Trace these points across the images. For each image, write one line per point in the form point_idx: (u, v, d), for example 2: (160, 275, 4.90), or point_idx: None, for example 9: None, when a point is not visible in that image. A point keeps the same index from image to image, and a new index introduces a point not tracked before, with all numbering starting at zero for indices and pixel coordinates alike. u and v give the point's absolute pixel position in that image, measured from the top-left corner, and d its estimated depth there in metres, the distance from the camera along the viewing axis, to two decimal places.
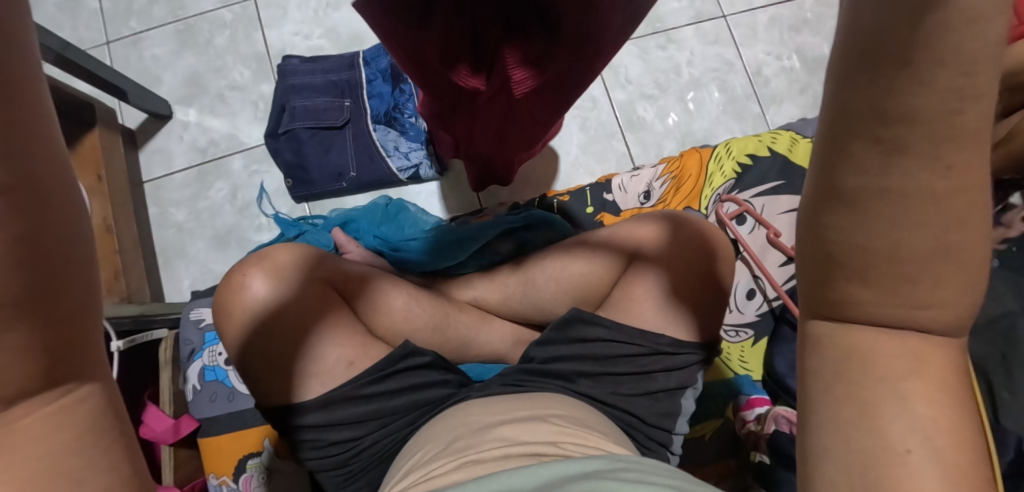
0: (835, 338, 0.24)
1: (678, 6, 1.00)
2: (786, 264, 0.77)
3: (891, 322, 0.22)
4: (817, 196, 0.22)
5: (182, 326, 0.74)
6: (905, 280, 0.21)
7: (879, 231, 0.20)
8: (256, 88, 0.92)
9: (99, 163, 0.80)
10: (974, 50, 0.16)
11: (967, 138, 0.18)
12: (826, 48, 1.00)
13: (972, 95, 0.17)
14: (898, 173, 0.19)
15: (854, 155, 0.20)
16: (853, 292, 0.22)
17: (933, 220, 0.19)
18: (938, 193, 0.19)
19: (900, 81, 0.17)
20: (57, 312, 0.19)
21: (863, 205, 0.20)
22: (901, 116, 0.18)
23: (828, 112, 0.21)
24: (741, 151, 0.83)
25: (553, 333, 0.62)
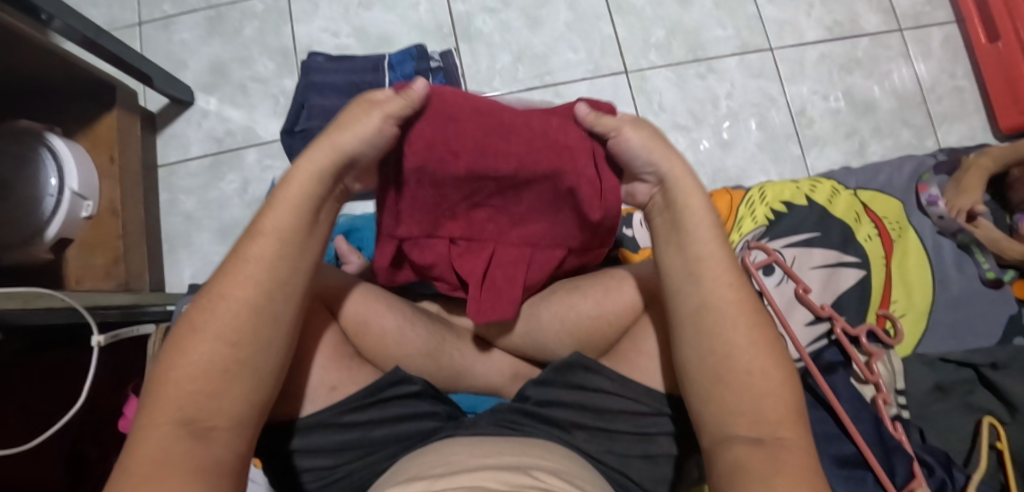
0: (720, 444, 0.40)
1: (723, 34, 0.94)
2: (813, 323, 0.72)
3: (755, 433, 0.39)
4: (706, 392, 0.42)
5: (176, 320, 0.72)
6: (749, 405, 0.40)
7: (730, 396, 0.40)
8: (279, 82, 0.90)
9: (113, 144, 0.79)
10: (729, 343, 0.41)
11: (750, 363, 0.41)
12: (878, 91, 0.94)
13: (742, 346, 0.41)
14: (730, 373, 0.41)
15: (708, 377, 0.42)
16: (733, 432, 0.40)
17: (755, 388, 0.40)
18: (752, 383, 0.40)
19: (711, 347, 0.42)
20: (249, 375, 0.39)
21: (717, 384, 0.41)
22: (722, 365, 0.41)
23: (691, 350, 0.43)
24: (776, 198, 0.78)
25: (553, 373, 0.59)
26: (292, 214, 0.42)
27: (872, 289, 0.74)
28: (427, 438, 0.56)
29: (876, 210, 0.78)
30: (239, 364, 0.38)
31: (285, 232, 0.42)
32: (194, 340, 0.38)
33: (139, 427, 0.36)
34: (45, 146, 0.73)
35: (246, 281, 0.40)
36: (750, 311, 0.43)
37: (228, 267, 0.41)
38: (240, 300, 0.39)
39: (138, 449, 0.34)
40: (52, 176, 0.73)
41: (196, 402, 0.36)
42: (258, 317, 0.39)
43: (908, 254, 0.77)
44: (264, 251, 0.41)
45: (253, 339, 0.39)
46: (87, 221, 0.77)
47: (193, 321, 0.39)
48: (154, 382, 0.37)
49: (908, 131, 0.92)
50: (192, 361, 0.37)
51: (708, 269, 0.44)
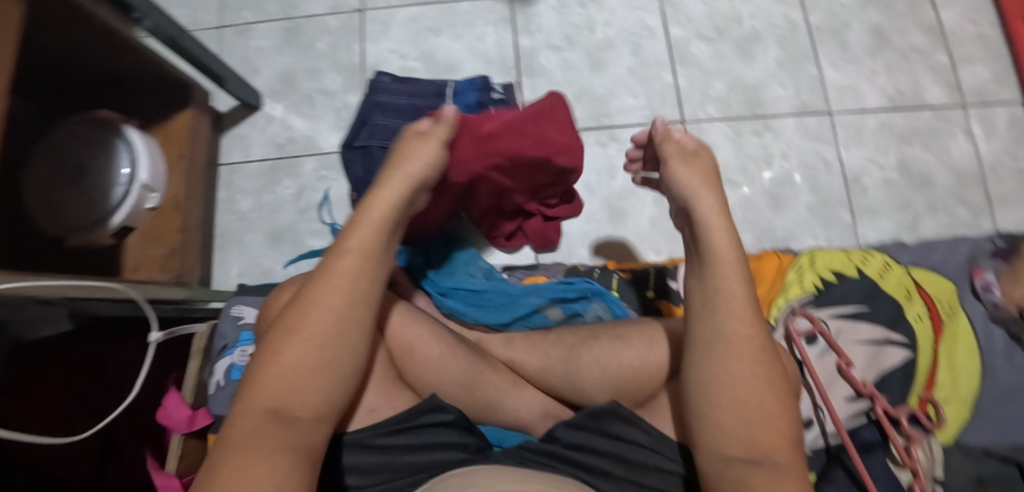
0: (716, 464, 0.42)
1: (782, 93, 0.95)
2: (853, 400, 0.71)
3: (753, 452, 0.41)
4: (706, 409, 0.43)
5: (222, 319, 0.74)
6: (748, 429, 0.42)
7: (731, 415, 0.42)
8: (344, 96, 0.93)
9: (184, 141, 0.83)
10: (733, 364, 0.43)
11: (749, 384, 0.42)
12: (937, 166, 0.92)
13: (744, 367, 0.43)
14: (732, 393, 0.42)
15: (710, 394, 0.43)
16: (730, 452, 0.42)
17: (755, 410, 0.42)
18: (753, 405, 0.42)
19: (716, 365, 0.43)
20: (332, 376, 0.40)
21: (719, 404, 0.43)
22: (726, 385, 0.43)
23: (698, 364, 0.45)
24: (826, 266, 0.79)
25: (587, 417, 0.56)
26: (375, 230, 0.45)
27: (917, 370, 0.71)
28: (454, 467, 0.52)
29: (929, 290, 0.77)
30: (328, 364, 0.40)
31: (369, 248, 0.44)
32: (288, 341, 0.40)
33: (233, 414, 0.38)
34: (122, 137, 0.76)
35: (338, 288, 0.42)
36: (761, 341, 0.44)
37: (320, 271, 0.43)
38: (332, 307, 0.41)
39: (235, 433, 0.37)
40: (125, 167, 0.76)
41: (286, 393, 0.38)
42: (348, 324, 0.41)
43: (957, 341, 0.73)
44: (351, 265, 0.43)
45: (341, 342, 0.41)
46: (150, 212, 0.80)
47: (288, 325, 0.41)
48: (251, 376, 0.39)
49: (965, 210, 0.90)
50: (285, 359, 0.39)
51: (728, 300, 0.45)
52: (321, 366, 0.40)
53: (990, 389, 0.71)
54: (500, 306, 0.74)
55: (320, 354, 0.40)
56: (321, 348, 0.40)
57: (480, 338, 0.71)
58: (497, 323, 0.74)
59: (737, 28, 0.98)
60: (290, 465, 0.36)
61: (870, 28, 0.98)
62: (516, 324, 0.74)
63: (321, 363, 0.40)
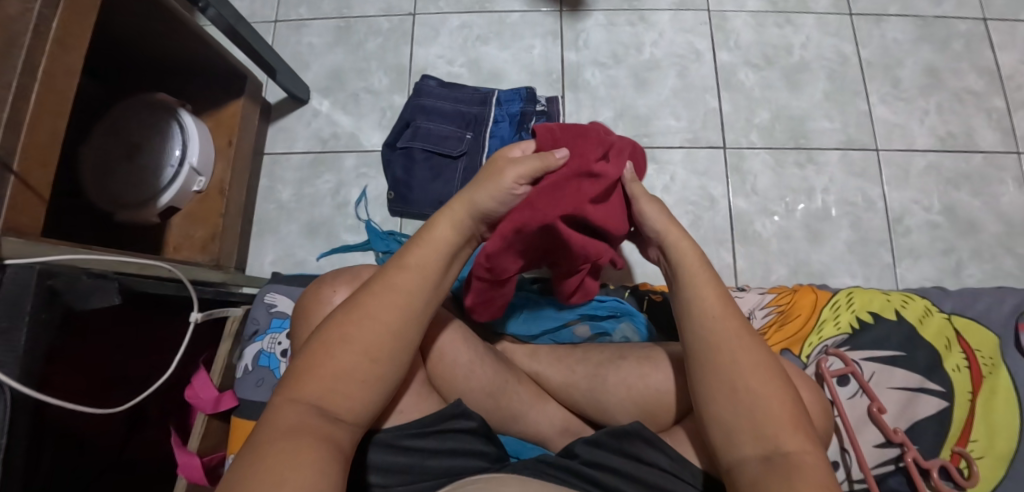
0: (733, 465, 0.40)
1: (828, 126, 0.93)
2: (883, 447, 0.68)
3: (761, 442, 0.39)
4: (708, 409, 0.42)
5: (255, 305, 0.76)
6: (751, 419, 0.40)
7: (732, 410, 0.40)
8: (389, 97, 0.95)
9: (233, 129, 0.85)
10: (722, 358, 0.42)
11: (740, 373, 0.41)
12: (986, 212, 0.89)
13: (733, 358, 0.42)
14: (728, 386, 0.41)
15: (708, 396, 0.42)
16: (740, 447, 0.39)
17: (753, 397, 0.40)
18: (750, 393, 0.40)
19: (706, 366, 0.43)
20: (375, 387, 0.41)
21: (719, 403, 0.41)
22: (721, 383, 0.41)
23: (694, 369, 0.44)
24: (864, 306, 0.78)
25: (607, 436, 0.54)
26: (440, 251, 0.46)
27: (950, 422, 0.69)
28: (478, 473, 0.51)
29: (970, 340, 0.74)
30: (375, 377, 0.41)
31: (430, 267, 0.45)
32: (343, 344, 0.41)
33: (277, 404, 0.39)
34: (175, 120, 0.79)
35: (395, 303, 0.43)
36: (738, 328, 0.43)
37: (379, 283, 0.44)
38: (387, 320, 0.42)
39: (280, 422, 0.38)
40: (176, 149, 0.79)
41: (334, 394, 0.39)
42: (399, 339, 0.42)
43: (997, 395, 0.70)
44: (411, 283, 0.44)
45: (391, 357, 0.42)
46: (196, 195, 0.82)
47: (342, 329, 0.41)
48: (299, 370, 0.40)
49: (1012, 260, 0.87)
50: (336, 362, 0.40)
51: (704, 303, 0.44)
52: (366, 376, 0.41)
53: None
54: (529, 318, 0.74)
55: (368, 363, 0.41)
56: (372, 358, 0.41)
57: (506, 347, 0.71)
58: (526, 335, 0.73)
59: (787, 58, 0.97)
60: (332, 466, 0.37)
61: (924, 67, 0.96)
62: (542, 338, 0.74)
63: (369, 373, 0.41)
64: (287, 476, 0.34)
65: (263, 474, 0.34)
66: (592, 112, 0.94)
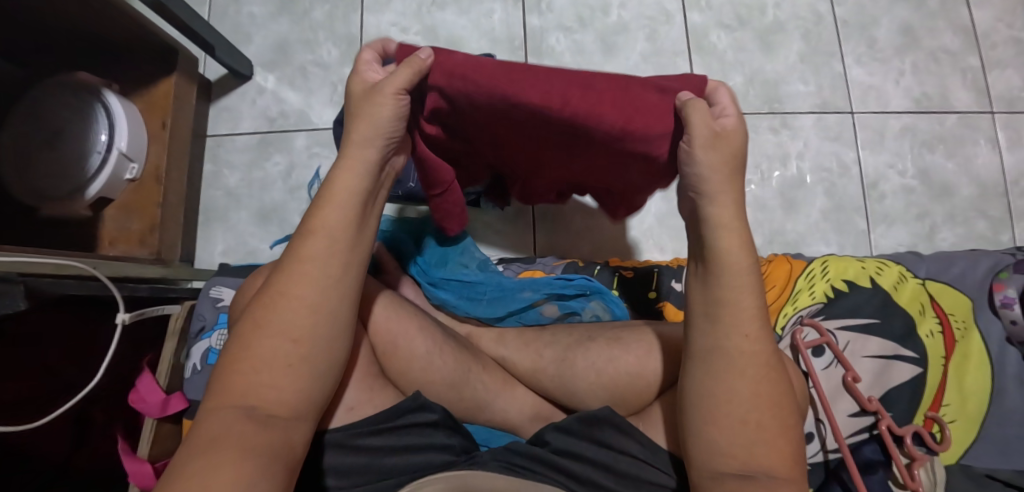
0: (704, 478, 0.38)
1: (803, 89, 0.90)
2: (857, 416, 0.67)
3: (743, 472, 0.36)
4: (695, 421, 0.38)
5: (200, 300, 0.71)
6: (742, 447, 0.37)
7: (722, 429, 0.37)
8: (340, 70, 0.89)
9: (167, 110, 0.78)
10: (734, 377, 0.37)
11: (741, 398, 0.37)
12: (958, 174, 0.88)
13: (740, 378, 0.37)
14: (723, 406, 0.37)
15: (699, 406, 0.38)
16: (718, 469, 0.37)
17: (749, 425, 0.37)
18: (746, 420, 0.37)
19: (707, 376, 0.38)
20: (309, 371, 0.38)
21: (712, 418, 0.37)
22: (719, 400, 0.37)
23: (694, 374, 0.39)
24: (840, 275, 0.76)
25: (577, 423, 0.50)
26: (341, 206, 0.41)
27: (925, 386, 0.68)
28: (440, 471, 0.48)
29: (944, 305, 0.73)
30: (301, 359, 0.37)
31: (341, 228, 0.40)
32: (257, 334, 0.37)
33: (202, 413, 0.36)
34: (100, 102, 0.72)
35: (306, 275, 0.39)
36: (767, 357, 0.38)
37: (289, 259, 0.39)
38: (302, 297, 0.38)
39: (204, 431, 0.34)
40: (102, 133, 0.71)
41: (258, 389, 0.36)
42: (324, 314, 0.39)
43: (969, 359, 0.70)
44: (320, 251, 0.39)
45: (316, 334, 0.38)
46: (130, 183, 0.76)
47: (256, 318, 0.38)
48: (221, 372, 0.37)
49: (984, 222, 0.86)
50: (253, 354, 0.37)
51: (733, 310, 0.38)
52: (293, 362, 0.37)
53: (999, 414, 0.68)
54: (493, 299, 0.71)
55: (292, 348, 0.37)
56: (294, 341, 0.37)
57: (471, 332, 0.68)
58: (489, 317, 0.70)
59: (760, 18, 0.92)
60: (263, 463, 0.33)
61: (900, 25, 0.93)
62: (509, 320, 0.70)
63: (296, 359, 0.37)
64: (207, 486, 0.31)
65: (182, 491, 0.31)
66: None
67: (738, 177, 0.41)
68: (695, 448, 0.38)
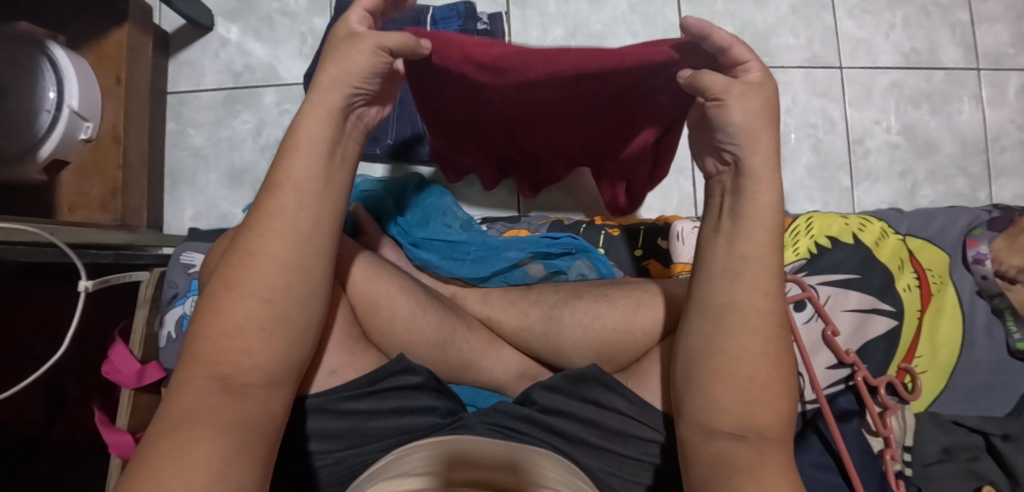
0: (701, 437, 0.38)
1: (794, 42, 0.88)
2: (835, 368, 0.68)
3: (739, 429, 0.36)
4: (700, 379, 0.38)
5: (170, 266, 0.68)
6: (743, 406, 0.36)
7: (725, 387, 0.37)
8: (309, 20, 0.83)
9: (121, 64, 0.72)
10: (735, 338, 0.37)
11: (744, 355, 0.37)
12: (941, 132, 0.88)
13: (741, 337, 0.37)
14: (726, 364, 0.37)
15: (700, 363, 0.38)
16: (717, 427, 0.37)
17: (755, 384, 0.37)
18: (749, 379, 0.37)
19: (714, 336, 0.38)
20: (284, 336, 0.36)
21: (716, 377, 0.37)
22: (724, 359, 0.37)
23: (701, 333, 0.38)
24: (822, 231, 0.76)
25: (564, 381, 0.50)
26: (311, 165, 0.37)
27: (900, 339, 0.69)
28: (425, 436, 0.47)
29: (922, 260, 0.75)
30: (275, 321, 0.35)
31: (312, 182, 0.37)
32: (228, 297, 0.35)
33: (177, 381, 0.35)
34: (45, 56, 0.66)
35: (274, 232, 0.36)
36: (771, 319, 0.37)
37: (262, 216, 0.36)
38: (274, 255, 0.35)
39: (181, 402, 0.33)
40: (50, 89, 0.66)
41: (230, 355, 0.34)
42: (298, 272, 0.36)
43: (943, 312, 0.71)
44: (291, 208, 0.36)
45: (288, 294, 0.36)
46: (86, 144, 0.71)
47: (226, 279, 0.35)
48: (194, 339, 0.35)
49: (964, 180, 0.87)
50: (225, 319, 0.35)
51: (754, 268, 0.37)
52: (265, 326, 0.35)
53: (967, 363, 0.70)
54: (478, 260, 0.69)
55: (266, 311, 0.35)
56: (266, 304, 0.35)
57: (456, 293, 0.66)
58: (474, 277, 0.68)
59: None
60: (235, 440, 0.32)
61: None
62: (494, 280, 0.69)
63: (271, 323, 0.35)
64: (184, 472, 0.30)
65: (158, 469, 0.30)
66: (542, 32, 0.86)
67: (758, 127, 0.38)
68: (695, 409, 0.38)
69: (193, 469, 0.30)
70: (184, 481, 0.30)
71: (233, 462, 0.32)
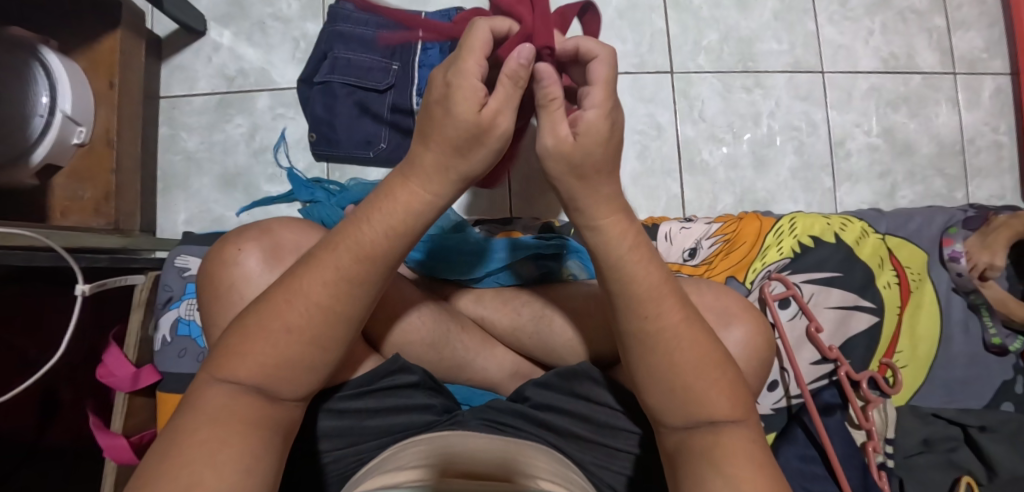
0: (664, 431, 0.37)
1: (777, 48, 0.90)
2: (818, 363, 0.69)
3: (696, 421, 0.35)
4: (643, 389, 0.37)
5: (166, 269, 0.68)
6: (688, 400, 0.35)
7: (669, 392, 0.36)
8: (302, 25, 0.84)
9: (114, 68, 0.73)
10: (666, 346, 0.36)
11: (676, 355, 0.36)
12: (918, 134, 0.91)
13: (675, 339, 0.36)
14: (661, 368, 0.36)
15: (639, 376, 0.37)
16: (676, 428, 0.36)
17: (698, 381, 0.35)
18: (687, 378, 0.35)
19: (641, 350, 0.37)
20: (326, 371, 0.35)
21: (655, 385, 0.36)
22: (661, 367, 0.36)
23: (631, 349, 0.37)
24: (806, 231, 0.77)
25: (557, 378, 0.51)
26: (401, 235, 0.35)
27: (881, 335, 0.72)
28: (422, 432, 0.49)
29: (902, 258, 0.76)
30: (321, 362, 0.34)
31: (392, 250, 0.35)
32: (279, 334, 0.33)
33: (202, 383, 0.33)
34: (37, 61, 0.66)
35: (331, 278, 0.34)
36: (682, 311, 0.36)
37: (330, 257, 0.34)
38: (336, 305, 0.34)
39: (206, 409, 0.32)
40: (43, 94, 0.66)
41: (279, 382, 0.33)
42: (356, 321, 0.35)
43: (922, 308, 0.74)
44: (364, 267, 0.34)
45: (341, 339, 0.35)
46: (78, 148, 0.72)
47: (278, 312, 0.33)
48: (235, 350, 0.33)
49: (941, 180, 0.90)
50: (272, 355, 0.33)
51: (640, 280, 0.36)
52: (309, 363, 0.34)
53: (943, 357, 0.73)
54: (472, 261, 0.67)
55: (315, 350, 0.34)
56: (318, 347, 0.34)
57: (450, 293, 0.67)
58: (467, 277, 0.67)
59: None
60: (265, 449, 0.32)
61: None
62: (486, 279, 0.68)
63: (319, 360, 0.34)
64: (214, 467, 0.30)
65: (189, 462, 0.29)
66: None
67: None
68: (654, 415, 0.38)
69: (225, 465, 0.30)
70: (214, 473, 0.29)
71: (257, 462, 0.32)
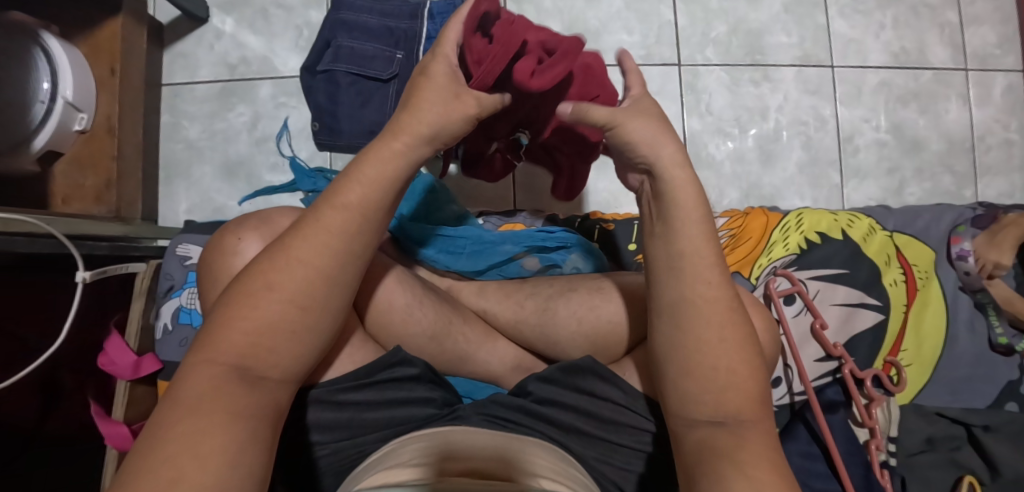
0: (680, 425, 0.37)
1: (786, 41, 0.89)
2: (823, 361, 0.68)
3: (718, 414, 0.36)
4: (670, 376, 0.38)
5: (167, 258, 0.68)
6: (716, 393, 0.36)
7: (699, 381, 0.36)
8: (305, 13, 0.83)
9: (116, 55, 0.72)
10: (700, 333, 0.37)
11: (712, 345, 0.36)
12: (926, 130, 0.90)
13: (709, 328, 0.36)
14: (691, 357, 0.36)
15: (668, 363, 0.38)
16: (693, 421, 0.36)
17: (718, 376, 0.36)
18: (710, 371, 0.36)
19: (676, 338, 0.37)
20: (310, 345, 0.36)
21: (684, 373, 0.37)
22: (693, 355, 0.37)
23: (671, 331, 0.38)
24: (813, 227, 0.76)
25: (559, 372, 0.51)
26: (381, 185, 0.37)
27: (886, 334, 0.71)
28: (421, 426, 0.48)
29: (909, 256, 0.76)
30: (305, 320, 0.35)
31: (371, 207, 0.37)
32: (264, 296, 0.34)
33: (188, 364, 0.33)
34: (38, 46, 0.65)
35: (319, 244, 0.35)
36: (730, 301, 0.37)
37: (306, 222, 0.36)
38: (314, 266, 0.35)
39: (187, 386, 0.32)
40: (44, 80, 0.65)
41: (259, 352, 0.34)
42: (334, 284, 0.36)
43: (928, 305, 0.73)
44: (348, 222, 0.36)
45: (323, 305, 0.36)
46: (79, 135, 0.71)
47: (263, 278, 0.35)
48: (217, 325, 0.34)
49: (950, 178, 0.89)
50: (258, 314, 0.34)
51: (693, 262, 0.37)
52: (293, 332, 0.35)
53: (949, 356, 0.72)
54: (473, 254, 0.68)
55: (300, 320, 0.35)
56: (302, 314, 0.35)
57: (452, 286, 0.66)
58: (472, 270, 0.68)
59: None
60: (253, 431, 0.31)
61: None
62: (489, 273, 0.68)
63: (302, 331, 0.35)
64: (201, 452, 0.29)
65: (180, 440, 0.29)
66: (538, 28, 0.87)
67: None
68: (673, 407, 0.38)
69: (208, 447, 0.29)
70: (204, 461, 0.28)
71: (247, 447, 0.31)
